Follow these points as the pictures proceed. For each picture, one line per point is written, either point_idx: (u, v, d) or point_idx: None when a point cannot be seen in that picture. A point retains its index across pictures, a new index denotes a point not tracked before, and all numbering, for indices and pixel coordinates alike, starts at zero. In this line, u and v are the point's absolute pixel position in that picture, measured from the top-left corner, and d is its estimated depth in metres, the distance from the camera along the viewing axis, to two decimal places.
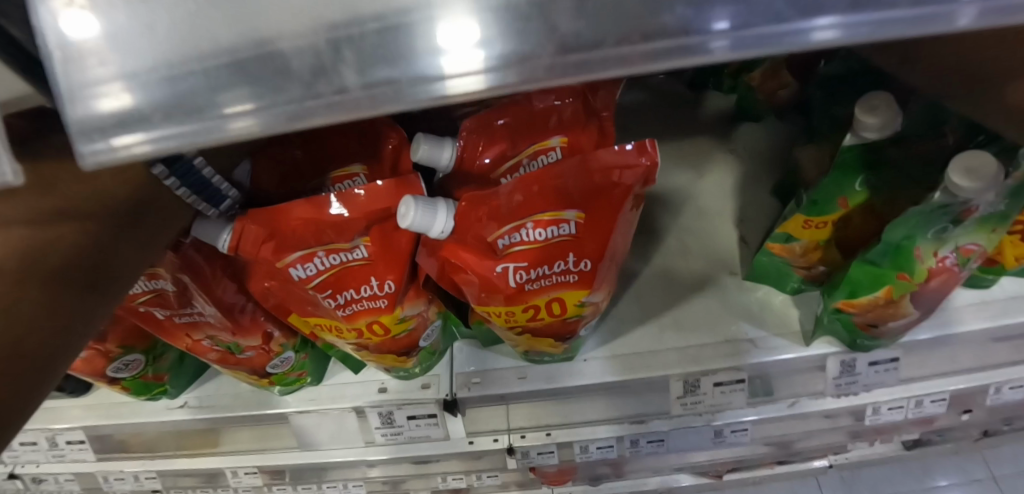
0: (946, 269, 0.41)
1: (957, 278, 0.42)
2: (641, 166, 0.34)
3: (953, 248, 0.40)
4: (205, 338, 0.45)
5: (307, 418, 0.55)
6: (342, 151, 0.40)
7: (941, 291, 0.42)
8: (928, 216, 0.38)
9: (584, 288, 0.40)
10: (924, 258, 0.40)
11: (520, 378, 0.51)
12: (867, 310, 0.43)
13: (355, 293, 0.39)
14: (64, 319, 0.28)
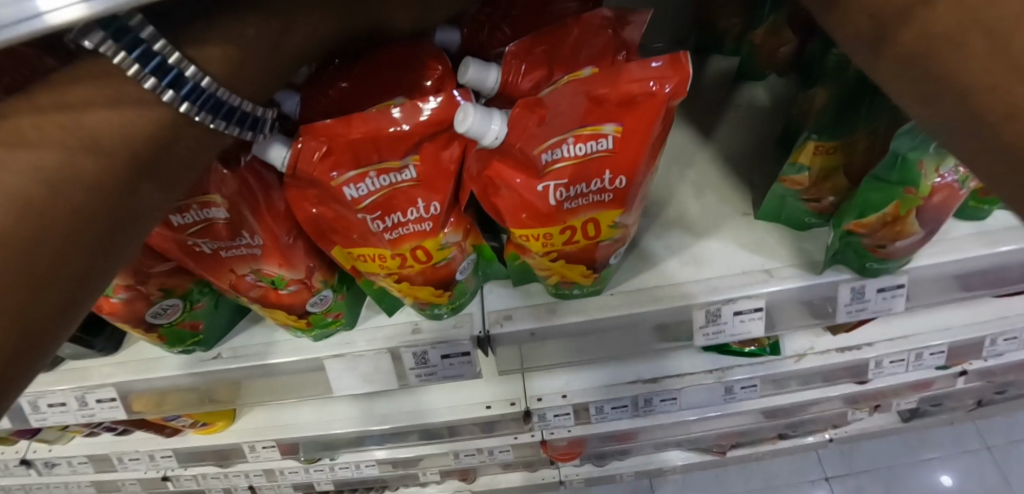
0: (947, 186, 0.44)
1: (958, 197, 0.45)
2: (675, 79, 0.36)
3: (951, 165, 0.44)
4: (249, 274, 0.47)
5: (341, 363, 0.56)
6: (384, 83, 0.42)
7: (943, 209, 0.45)
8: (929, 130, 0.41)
9: (616, 209, 0.42)
10: (925, 173, 0.43)
11: (551, 312, 0.53)
12: (876, 229, 0.46)
13: (403, 216, 0.41)
14: (74, 272, 0.23)
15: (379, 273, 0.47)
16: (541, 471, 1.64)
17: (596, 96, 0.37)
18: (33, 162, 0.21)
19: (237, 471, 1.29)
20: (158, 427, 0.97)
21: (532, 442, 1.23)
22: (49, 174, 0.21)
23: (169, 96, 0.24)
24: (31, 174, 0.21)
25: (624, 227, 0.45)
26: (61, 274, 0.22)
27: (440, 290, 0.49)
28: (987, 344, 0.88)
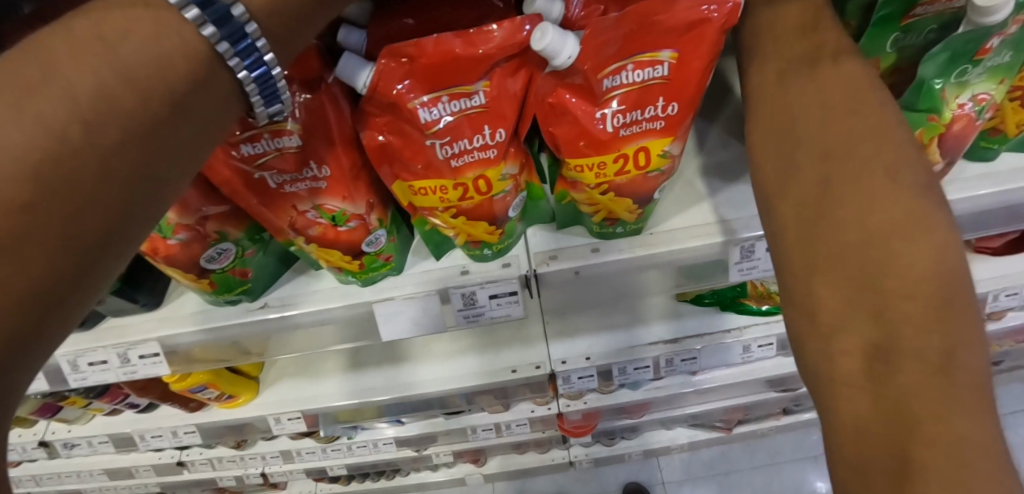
0: (966, 116, 0.47)
1: (975, 126, 0.48)
2: (728, 5, 0.40)
3: (969, 96, 0.47)
4: (310, 210, 0.49)
5: (390, 307, 0.57)
6: (447, 19, 0.44)
7: (962, 139, 0.49)
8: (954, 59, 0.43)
9: (667, 137, 0.45)
10: (946, 101, 0.46)
11: (595, 251, 0.56)
12: None
13: (469, 143, 0.43)
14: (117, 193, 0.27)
15: (437, 208, 0.49)
16: (551, 451, 1.66)
17: (657, 21, 0.39)
18: (89, 84, 0.25)
19: (253, 454, 1.26)
20: (182, 402, 0.97)
21: (548, 416, 1.24)
22: (87, 98, 0.25)
23: (209, 29, 0.29)
24: (70, 100, 0.25)
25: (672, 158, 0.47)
26: (100, 195, 0.26)
27: (492, 226, 0.51)
28: (990, 300, 0.93)
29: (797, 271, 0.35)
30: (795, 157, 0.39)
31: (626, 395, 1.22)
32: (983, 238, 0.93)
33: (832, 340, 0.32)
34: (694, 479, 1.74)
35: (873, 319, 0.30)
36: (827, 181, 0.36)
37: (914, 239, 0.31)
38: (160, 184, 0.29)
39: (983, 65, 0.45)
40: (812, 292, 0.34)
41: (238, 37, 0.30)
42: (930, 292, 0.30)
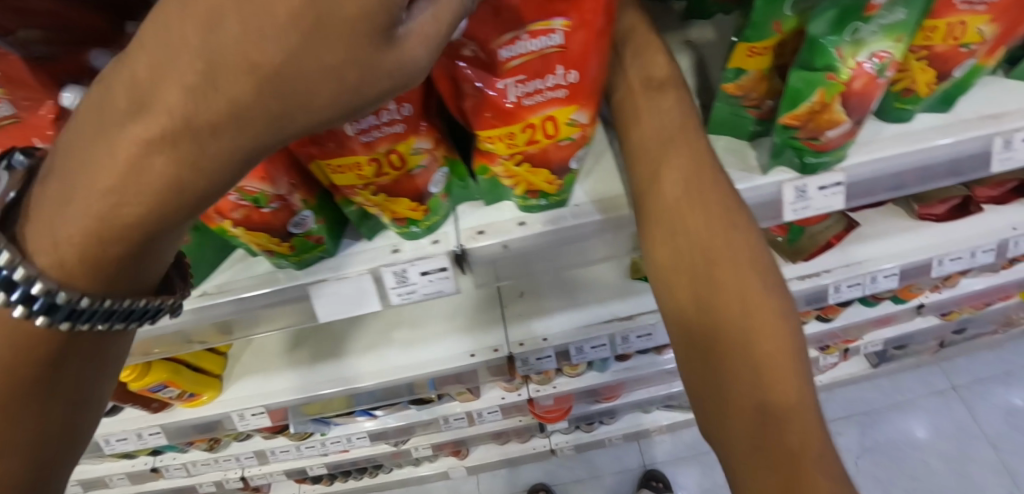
0: (866, 74, 0.48)
1: (878, 84, 0.50)
2: None
3: (869, 54, 0.48)
4: (232, 193, 0.50)
5: (323, 288, 0.58)
6: None
7: (866, 97, 0.50)
8: (844, 14, 0.44)
9: (572, 105, 0.46)
10: (845, 59, 0.47)
11: (522, 224, 0.57)
12: (807, 120, 0.51)
13: (376, 119, 0.45)
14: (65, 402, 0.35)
15: (358, 186, 0.51)
16: (532, 440, 1.68)
17: None
18: None
19: (228, 455, 1.21)
20: (144, 403, 0.91)
21: (519, 402, 1.24)
22: None
23: (42, 318, 0.30)
24: None
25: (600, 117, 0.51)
26: (41, 412, 0.33)
27: (415, 202, 0.53)
28: (935, 265, 0.96)
29: (691, 342, 0.43)
30: (683, 235, 0.47)
31: (596, 377, 1.24)
32: (925, 203, 0.96)
33: (726, 398, 0.39)
34: (676, 460, 1.76)
35: (745, 378, 0.39)
36: (708, 264, 0.45)
37: (770, 312, 0.41)
38: (97, 376, 0.37)
39: (878, 22, 0.47)
40: (706, 359, 0.41)
41: (73, 312, 0.30)
42: (783, 349, 0.39)
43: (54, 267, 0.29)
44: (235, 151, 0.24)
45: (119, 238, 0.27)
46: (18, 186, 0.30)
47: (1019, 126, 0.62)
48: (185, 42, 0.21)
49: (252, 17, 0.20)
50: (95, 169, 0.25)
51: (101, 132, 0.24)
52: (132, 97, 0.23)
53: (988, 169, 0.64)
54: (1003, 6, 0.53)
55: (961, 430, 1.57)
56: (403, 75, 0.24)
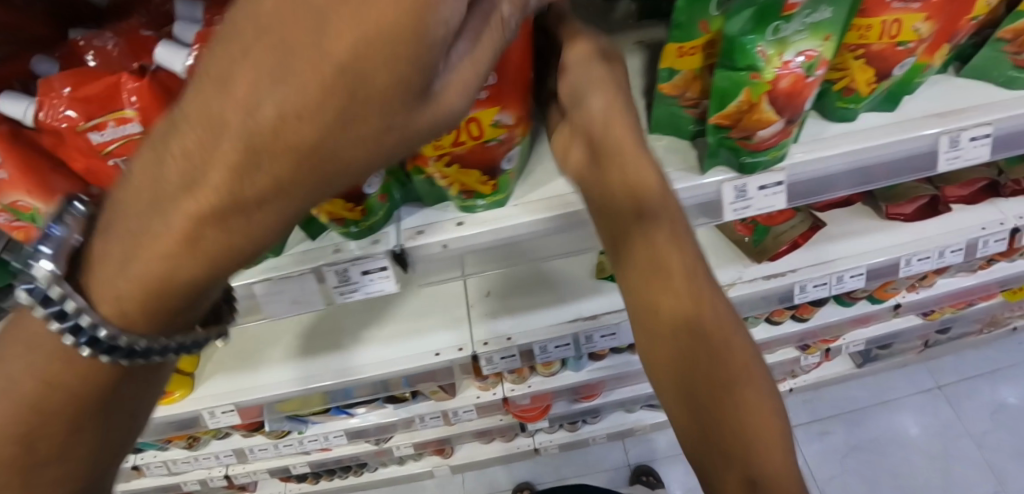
0: (792, 72, 0.48)
1: (807, 84, 0.50)
2: None
3: (796, 53, 0.48)
4: None
5: (267, 287, 0.59)
6: None
7: (794, 97, 0.50)
8: (763, 13, 0.45)
9: (494, 107, 0.47)
10: (768, 58, 0.47)
11: (460, 224, 0.58)
12: (738, 119, 0.52)
13: None
14: (122, 420, 0.38)
15: None
16: (516, 439, 1.68)
17: None
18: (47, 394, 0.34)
19: (207, 453, 1.21)
20: None
21: (494, 402, 1.25)
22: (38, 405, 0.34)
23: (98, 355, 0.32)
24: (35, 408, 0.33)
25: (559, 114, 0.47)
26: (101, 430, 0.37)
27: (350, 203, 0.54)
28: (903, 265, 0.96)
29: (676, 403, 0.35)
30: (661, 263, 0.37)
31: (571, 377, 1.24)
32: (895, 203, 0.97)
33: (720, 478, 0.33)
34: (661, 460, 1.75)
35: (736, 457, 0.32)
36: (692, 305, 0.36)
37: (751, 367, 0.35)
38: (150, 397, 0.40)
39: (803, 20, 0.47)
40: (693, 428, 0.34)
41: (129, 352, 0.32)
42: (767, 413, 0.33)
43: (113, 315, 0.30)
44: (285, 213, 0.24)
45: (169, 292, 0.28)
46: (83, 230, 0.31)
47: (965, 125, 0.62)
48: (226, 119, 0.19)
49: (289, 102, 0.18)
50: (136, 232, 0.24)
51: (152, 205, 0.23)
52: (181, 172, 0.21)
53: (935, 169, 0.64)
54: (937, 5, 0.53)
55: (946, 429, 1.55)
56: (442, 123, 0.24)
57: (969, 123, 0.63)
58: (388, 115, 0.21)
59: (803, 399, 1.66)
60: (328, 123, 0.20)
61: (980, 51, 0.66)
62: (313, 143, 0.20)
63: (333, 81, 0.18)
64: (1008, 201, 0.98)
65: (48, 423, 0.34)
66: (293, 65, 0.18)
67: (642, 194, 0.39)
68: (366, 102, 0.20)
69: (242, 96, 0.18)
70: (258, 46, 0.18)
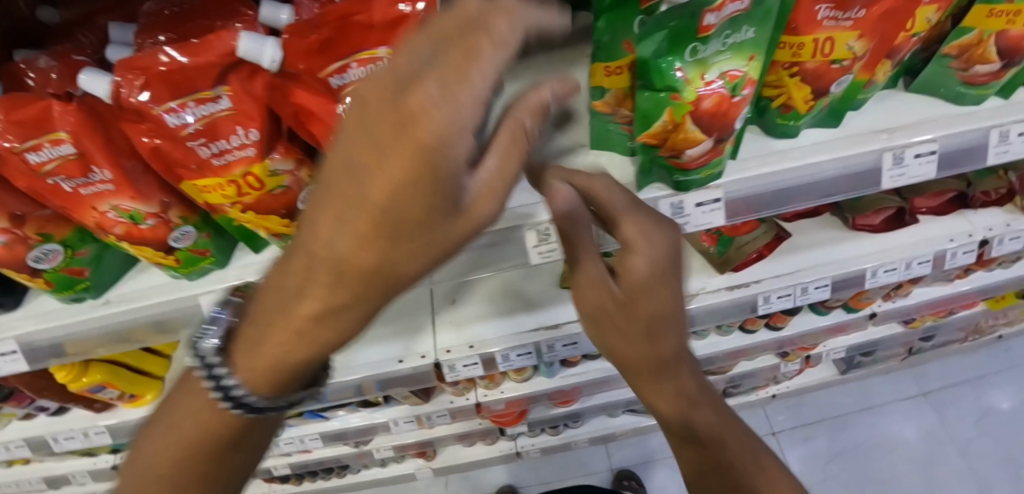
0: (716, 92, 0.48)
1: (733, 104, 0.49)
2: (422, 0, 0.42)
3: (719, 73, 0.47)
4: (110, 210, 0.52)
5: (216, 299, 0.61)
6: (191, 24, 0.48)
7: (720, 118, 0.49)
8: (675, 35, 0.44)
9: None
10: (687, 80, 0.47)
11: None
12: (664, 138, 0.52)
13: (227, 143, 0.47)
14: (251, 442, 0.51)
15: (226, 205, 0.53)
16: (498, 442, 1.69)
17: (357, 22, 0.41)
18: (207, 417, 0.48)
19: None
20: (86, 403, 0.93)
21: (467, 406, 1.26)
22: (200, 424, 0.48)
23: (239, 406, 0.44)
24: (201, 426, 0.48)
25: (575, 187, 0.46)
26: (242, 447, 0.50)
27: (285, 219, 0.55)
28: (869, 276, 0.95)
29: (642, 389, 0.54)
30: (651, 332, 0.46)
31: (544, 382, 1.24)
32: (861, 214, 0.96)
33: (666, 418, 0.57)
34: (644, 463, 1.76)
35: (682, 411, 0.54)
36: (666, 349, 0.48)
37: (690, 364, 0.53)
38: (278, 425, 0.53)
39: (725, 41, 0.47)
40: (651, 398, 0.54)
41: (258, 404, 0.44)
42: (696, 382, 0.55)
43: (256, 381, 0.41)
44: (376, 307, 0.31)
45: (303, 361, 0.39)
46: (236, 313, 0.45)
47: (909, 142, 0.62)
48: (318, 247, 0.27)
49: (354, 241, 0.25)
50: (282, 308, 0.34)
51: (284, 303, 0.33)
52: (295, 285, 0.31)
53: (880, 186, 0.64)
54: (870, 23, 0.52)
55: (930, 436, 1.54)
56: (484, 223, 0.26)
57: (913, 140, 0.62)
58: (437, 234, 0.25)
59: (786, 405, 1.65)
60: (388, 242, 0.25)
61: (927, 66, 0.66)
62: (380, 264, 0.26)
63: (388, 217, 0.23)
64: (978, 213, 0.98)
65: (208, 437, 0.48)
66: (350, 215, 0.24)
67: (668, 319, 0.46)
68: (415, 231, 0.24)
69: (325, 235, 0.26)
70: (329, 203, 0.24)
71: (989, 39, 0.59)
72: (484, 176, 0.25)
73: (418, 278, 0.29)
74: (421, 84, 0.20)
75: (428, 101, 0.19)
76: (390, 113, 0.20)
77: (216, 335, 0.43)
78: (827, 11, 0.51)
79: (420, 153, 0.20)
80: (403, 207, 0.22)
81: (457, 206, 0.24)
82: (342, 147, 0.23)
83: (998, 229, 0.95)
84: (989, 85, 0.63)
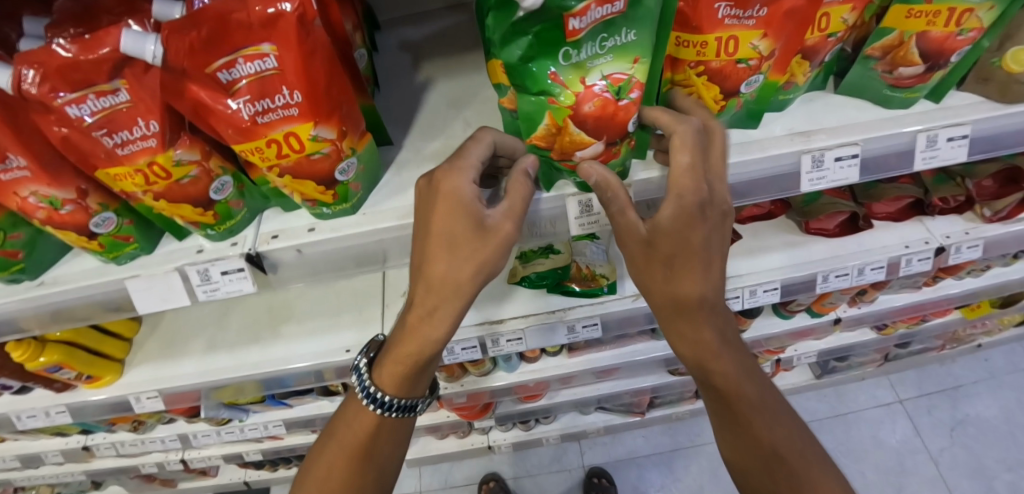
0: (597, 96, 0.49)
1: (620, 107, 0.50)
2: None
3: (601, 76, 0.48)
4: (30, 196, 0.54)
5: (137, 283, 0.63)
6: (97, 20, 0.50)
7: (607, 120, 0.50)
8: (541, 39, 0.44)
9: (310, 122, 0.49)
10: (564, 84, 0.47)
11: (311, 230, 0.61)
12: (552, 140, 0.53)
13: (129, 134, 0.50)
14: (381, 455, 0.69)
15: (139, 193, 0.55)
16: (470, 436, 1.72)
17: (236, 20, 0.43)
18: (351, 431, 0.68)
19: (152, 437, 1.27)
20: (46, 382, 0.97)
21: None
22: (345, 440, 0.68)
23: (377, 408, 0.66)
24: (347, 442, 0.68)
25: (582, 171, 0.51)
26: (378, 461, 0.69)
27: (199, 208, 0.57)
28: (820, 281, 0.94)
29: (676, 338, 0.59)
30: (681, 266, 0.53)
31: (503, 378, 1.25)
32: (813, 218, 0.95)
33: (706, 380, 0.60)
34: (615, 462, 1.76)
35: (714, 369, 0.58)
36: (690, 295, 0.54)
37: (717, 321, 0.57)
38: (405, 440, 0.72)
39: (602, 45, 0.46)
40: (681, 351, 0.59)
41: (389, 404, 0.65)
42: (729, 345, 0.58)
43: (390, 385, 0.64)
44: (456, 302, 0.55)
45: (415, 356, 0.60)
46: (375, 348, 0.70)
47: (828, 145, 0.61)
48: (417, 264, 0.56)
49: (431, 255, 0.53)
50: (405, 322, 0.59)
51: (405, 315, 0.59)
52: (411, 297, 0.58)
53: (799, 189, 0.64)
54: (772, 21, 0.51)
55: (903, 445, 1.51)
56: (495, 236, 0.53)
57: (834, 143, 0.61)
58: (472, 242, 0.52)
59: None
60: (448, 249, 0.53)
61: (854, 69, 0.66)
62: (447, 267, 0.53)
63: (446, 233, 0.52)
64: (936, 219, 0.97)
65: (353, 449, 0.68)
66: (429, 243, 0.53)
67: (694, 263, 0.53)
68: (459, 243, 0.52)
69: (419, 256, 0.55)
70: (419, 240, 0.55)
71: (910, 41, 0.59)
72: (497, 213, 0.53)
73: (471, 279, 0.54)
74: (443, 175, 0.53)
75: (447, 179, 0.52)
76: (433, 190, 0.53)
77: (367, 356, 0.68)
78: (726, 9, 0.50)
79: (451, 200, 0.52)
80: (450, 226, 0.52)
81: (474, 228, 0.52)
82: (418, 212, 0.55)
83: (955, 236, 0.94)
84: (916, 88, 0.62)
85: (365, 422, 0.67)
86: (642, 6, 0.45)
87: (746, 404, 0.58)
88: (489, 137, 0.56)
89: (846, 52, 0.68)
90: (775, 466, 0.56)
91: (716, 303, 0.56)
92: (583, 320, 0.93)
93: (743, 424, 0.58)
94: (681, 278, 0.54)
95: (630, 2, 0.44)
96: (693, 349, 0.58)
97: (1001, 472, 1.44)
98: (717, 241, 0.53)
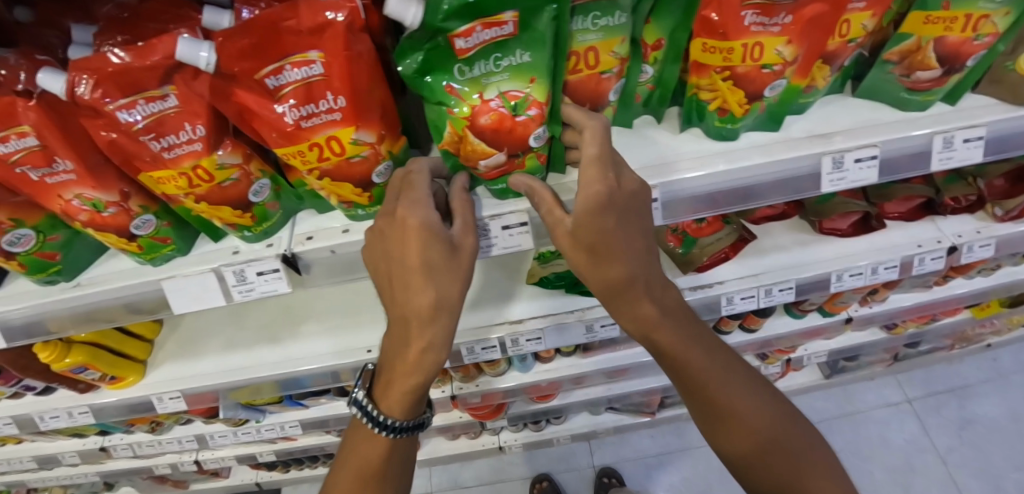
0: (492, 110, 0.52)
1: (517, 122, 0.53)
2: (345, 7, 0.45)
3: (497, 93, 0.52)
4: (74, 199, 0.55)
5: (174, 283, 0.64)
6: (144, 26, 0.51)
7: (505, 133, 0.54)
8: (431, 57, 0.49)
9: (351, 126, 0.51)
10: (459, 98, 0.52)
11: (345, 231, 0.63)
12: (456, 148, 0.57)
13: (175, 138, 0.51)
14: (394, 470, 0.72)
15: (180, 196, 0.56)
16: (481, 436, 1.73)
17: (286, 27, 0.44)
18: (361, 454, 0.70)
19: (169, 438, 1.28)
20: (70, 383, 0.98)
21: (443, 399, 1.29)
22: (358, 463, 0.70)
23: (388, 430, 0.68)
24: (362, 463, 0.70)
25: (512, 184, 0.58)
26: (394, 476, 0.72)
27: (238, 210, 0.59)
28: (834, 280, 0.96)
29: (619, 316, 0.62)
30: (606, 252, 0.54)
31: (518, 378, 1.27)
32: (826, 218, 0.97)
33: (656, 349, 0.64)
34: (624, 461, 1.77)
35: (661, 340, 0.63)
36: (617, 277, 0.56)
37: (653, 296, 0.60)
38: (414, 451, 0.75)
39: (496, 64, 0.50)
40: (628, 326, 0.63)
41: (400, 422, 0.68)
42: (669, 315, 0.62)
43: (395, 407, 0.66)
44: (449, 325, 0.57)
45: (413, 380, 0.61)
46: (367, 377, 0.71)
47: (848, 147, 0.63)
48: (397, 298, 0.56)
49: (414, 287, 0.54)
50: (401, 356, 0.59)
51: (396, 349, 0.60)
52: (401, 332, 0.58)
53: (820, 190, 0.65)
54: (798, 29, 0.53)
55: (911, 444, 1.52)
56: (466, 251, 0.56)
57: (853, 145, 0.63)
58: (451, 264, 0.54)
59: None
60: (431, 277, 0.54)
61: (872, 72, 0.68)
62: (436, 295, 0.54)
63: (426, 263, 0.53)
64: (947, 219, 0.98)
65: (367, 470, 0.70)
66: (406, 276, 0.54)
67: (616, 247, 0.54)
68: (440, 269, 0.54)
69: (401, 293, 0.55)
70: (391, 271, 0.55)
71: (927, 46, 0.60)
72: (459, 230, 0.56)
73: (459, 297, 0.55)
74: (400, 210, 0.54)
75: (411, 214, 0.53)
76: (400, 226, 0.54)
77: (363, 387, 0.70)
78: (753, 17, 0.52)
79: (423, 229, 0.53)
80: (428, 253, 0.53)
81: (449, 250, 0.54)
82: (386, 251, 0.55)
83: (967, 236, 0.95)
84: (933, 91, 0.64)
85: (377, 447, 0.69)
86: (540, 32, 0.48)
87: (693, 364, 0.64)
88: (423, 167, 0.58)
89: (864, 55, 0.70)
90: (717, 416, 0.65)
91: (648, 280, 0.59)
92: (601, 319, 0.95)
93: (700, 389, 0.65)
94: (612, 263, 0.55)
95: (522, 26, 0.47)
96: (636, 324, 0.62)
97: (1009, 471, 1.45)
98: (636, 223, 0.55)
